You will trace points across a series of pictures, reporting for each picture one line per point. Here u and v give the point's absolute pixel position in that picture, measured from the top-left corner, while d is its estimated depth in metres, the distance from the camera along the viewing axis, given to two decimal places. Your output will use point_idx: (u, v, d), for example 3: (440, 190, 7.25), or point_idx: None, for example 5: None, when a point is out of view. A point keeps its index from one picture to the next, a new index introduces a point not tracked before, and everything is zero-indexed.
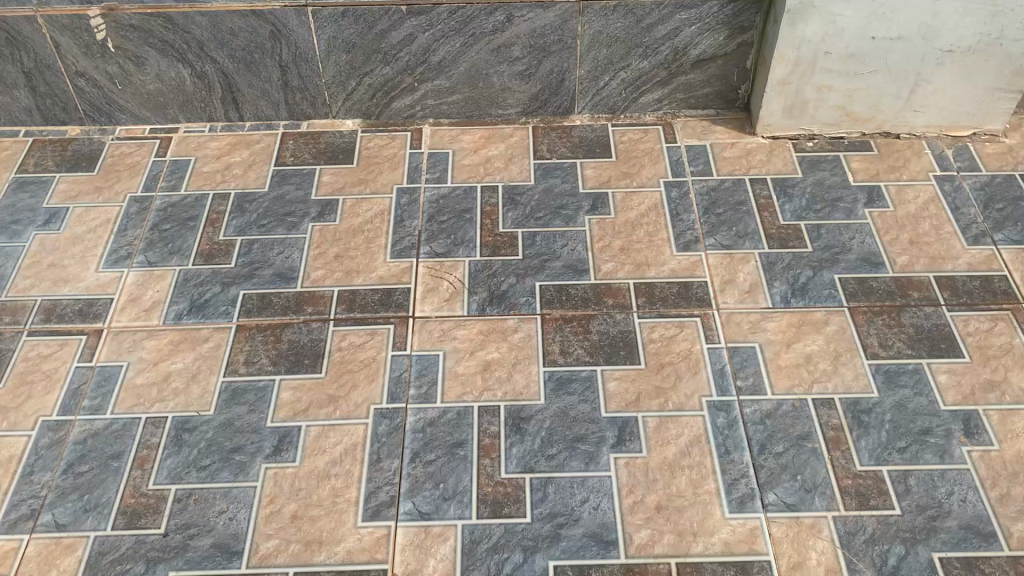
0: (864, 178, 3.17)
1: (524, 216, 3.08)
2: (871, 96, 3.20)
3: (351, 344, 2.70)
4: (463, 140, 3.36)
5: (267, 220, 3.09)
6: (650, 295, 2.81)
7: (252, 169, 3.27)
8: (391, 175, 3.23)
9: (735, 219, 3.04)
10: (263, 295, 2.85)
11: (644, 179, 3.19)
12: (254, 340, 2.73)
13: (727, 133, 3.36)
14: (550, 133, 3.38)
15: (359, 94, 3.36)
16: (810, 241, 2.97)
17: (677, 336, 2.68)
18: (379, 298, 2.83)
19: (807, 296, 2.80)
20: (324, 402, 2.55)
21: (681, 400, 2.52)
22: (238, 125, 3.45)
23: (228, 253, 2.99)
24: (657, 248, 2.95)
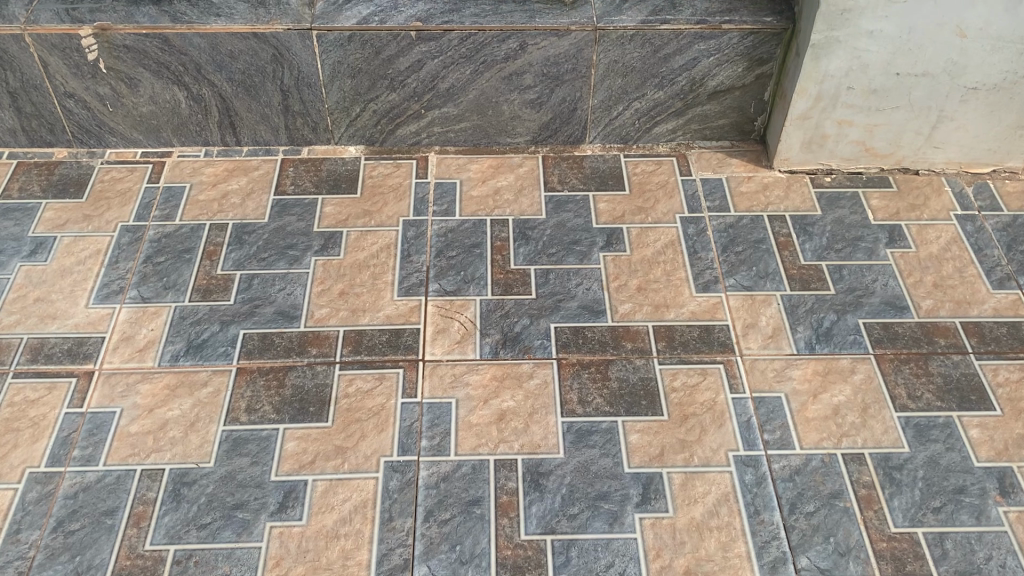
0: (884, 217, 3.09)
1: (536, 252, 2.96)
2: (892, 131, 3.12)
3: (358, 390, 2.56)
4: (471, 170, 3.23)
5: (267, 253, 2.95)
6: (671, 339, 2.70)
7: (251, 198, 3.13)
8: (396, 206, 3.10)
9: (756, 259, 2.94)
10: (264, 335, 2.71)
11: (659, 214, 3.08)
12: (256, 384, 2.59)
13: (743, 166, 3.26)
14: (561, 163, 3.26)
15: (363, 119, 3.23)
16: (833, 283, 2.87)
17: (701, 385, 2.58)
18: (387, 340, 2.70)
19: (831, 343, 2.71)
20: (330, 454, 2.42)
21: (706, 454, 2.42)
22: (235, 150, 3.30)
23: (227, 289, 2.84)
24: (675, 288, 2.85)
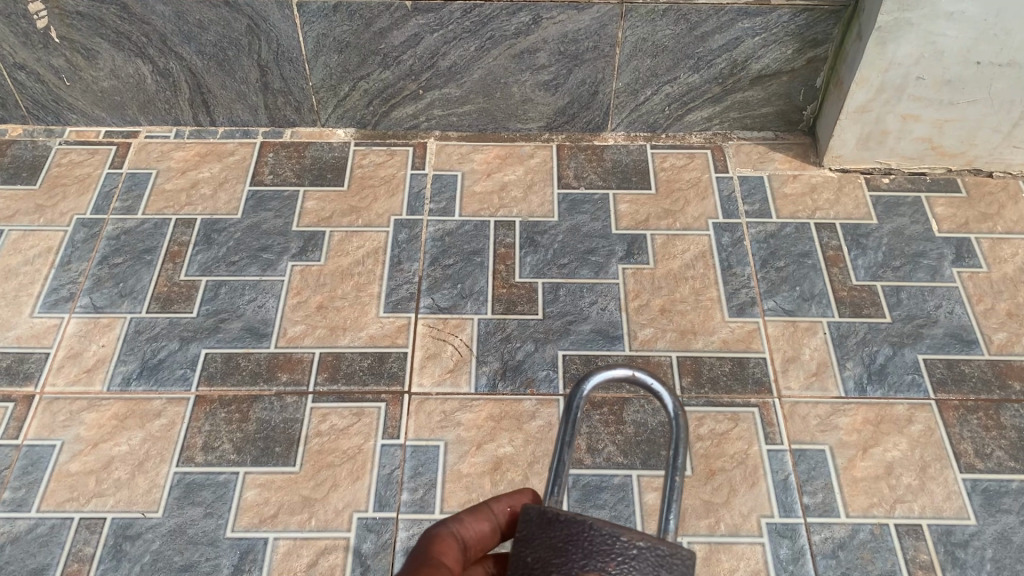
0: (951, 228, 2.66)
1: (545, 262, 2.58)
2: (965, 128, 2.67)
3: (332, 428, 2.22)
4: (474, 160, 2.83)
5: (238, 255, 2.59)
6: (697, 375, 2.32)
7: (224, 188, 2.76)
8: (388, 202, 2.71)
9: (800, 277, 2.54)
10: (229, 357, 2.36)
11: (689, 219, 2.67)
12: (216, 417, 2.26)
13: (788, 163, 2.83)
14: (577, 154, 2.85)
15: (353, 100, 2.83)
16: (889, 309, 2.47)
17: (731, 433, 2.21)
18: (368, 366, 2.34)
19: (885, 384, 2.32)
20: (295, 507, 2.10)
21: (735, 521, 2.07)
22: (210, 131, 2.92)
23: (190, 299, 2.49)
24: (704, 311, 2.46)
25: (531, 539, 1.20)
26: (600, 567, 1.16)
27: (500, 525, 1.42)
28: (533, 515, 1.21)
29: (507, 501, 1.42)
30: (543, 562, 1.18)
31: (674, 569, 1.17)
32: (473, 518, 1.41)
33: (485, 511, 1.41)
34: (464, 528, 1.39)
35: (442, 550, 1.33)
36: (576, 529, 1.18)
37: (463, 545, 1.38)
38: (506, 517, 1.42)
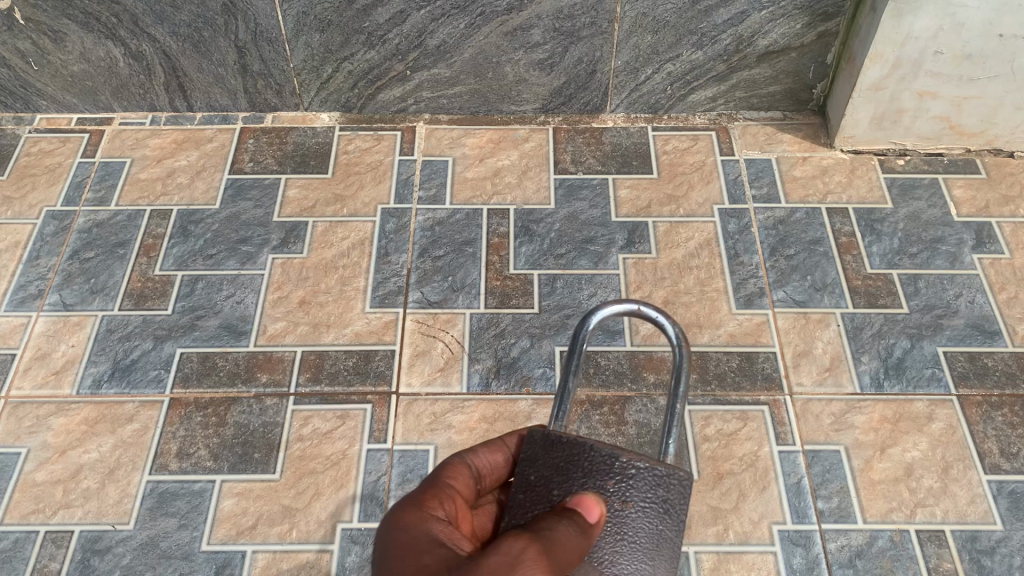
0: (970, 212, 2.51)
1: (541, 252, 2.43)
2: (985, 105, 2.51)
3: (314, 432, 2.09)
4: (466, 144, 2.68)
5: (216, 248, 2.44)
6: (703, 371, 2.18)
7: (201, 177, 2.61)
8: (374, 189, 2.56)
9: (811, 266, 2.39)
10: (205, 356, 2.23)
11: (693, 204, 2.53)
12: (191, 420, 2.12)
13: (797, 145, 2.68)
14: (575, 137, 2.70)
15: (337, 82, 2.68)
16: (906, 299, 2.33)
17: (739, 434, 2.08)
18: (353, 365, 2.20)
19: (904, 379, 2.18)
20: (275, 518, 1.97)
21: (745, 529, 1.94)
22: (187, 117, 2.77)
23: (165, 295, 2.35)
24: (710, 303, 2.31)
25: (535, 459, 1.25)
26: (600, 485, 1.21)
27: (516, 457, 1.33)
28: (537, 437, 1.26)
29: (522, 434, 1.33)
30: (545, 480, 1.23)
31: (671, 489, 1.21)
32: (488, 450, 1.31)
33: (500, 442, 1.32)
34: (477, 459, 1.30)
35: (451, 477, 1.25)
36: (575, 451, 1.23)
37: (475, 476, 1.29)
38: (520, 449, 1.32)
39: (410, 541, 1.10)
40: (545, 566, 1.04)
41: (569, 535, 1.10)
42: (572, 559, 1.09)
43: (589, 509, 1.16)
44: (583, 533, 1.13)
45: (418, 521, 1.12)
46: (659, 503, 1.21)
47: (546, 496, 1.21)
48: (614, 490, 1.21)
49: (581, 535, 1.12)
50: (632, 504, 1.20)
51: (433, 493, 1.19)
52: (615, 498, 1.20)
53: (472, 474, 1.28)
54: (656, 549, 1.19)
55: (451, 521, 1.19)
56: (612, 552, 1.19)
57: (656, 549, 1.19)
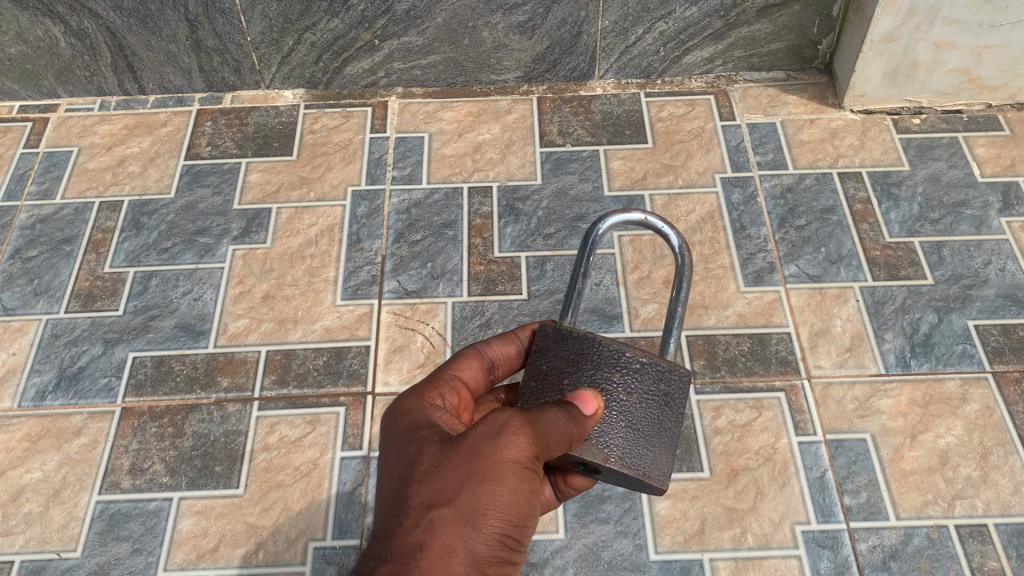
0: (995, 171, 2.30)
1: (528, 232, 2.22)
2: (1007, 54, 2.30)
3: (282, 441, 1.88)
4: (443, 118, 2.47)
5: (171, 241, 2.23)
6: (711, 356, 1.98)
7: (155, 164, 2.39)
8: (343, 170, 2.35)
9: (824, 237, 2.18)
10: (161, 360, 2.01)
11: (693, 174, 2.31)
12: (145, 432, 1.91)
13: (803, 106, 2.47)
14: (561, 107, 2.48)
15: (299, 56, 2.45)
16: (931, 269, 2.12)
17: (754, 425, 1.87)
18: (324, 364, 1.99)
19: (932, 357, 1.97)
20: (239, 538, 1.76)
21: (764, 531, 1.74)
22: (139, 100, 2.55)
23: (115, 295, 2.13)
24: (716, 281, 2.10)
25: (547, 350, 1.34)
26: (606, 377, 1.32)
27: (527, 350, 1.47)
28: (549, 331, 1.35)
29: (533, 329, 1.47)
30: (555, 370, 1.33)
31: (671, 385, 1.32)
32: (501, 343, 1.46)
33: (512, 337, 1.45)
34: (490, 350, 1.44)
35: (462, 366, 1.40)
36: (584, 346, 1.33)
37: (487, 365, 1.43)
38: (531, 343, 1.45)
39: (412, 418, 1.23)
40: (529, 437, 1.14)
41: (558, 416, 1.19)
42: (556, 442, 1.18)
43: (587, 404, 1.25)
44: (574, 422, 1.21)
45: (420, 404, 1.26)
46: (659, 396, 1.32)
47: (556, 386, 1.32)
48: (619, 382, 1.32)
49: (570, 422, 1.20)
50: (635, 396, 1.31)
51: (440, 378, 1.35)
52: (620, 389, 1.31)
53: (482, 364, 1.42)
54: (655, 437, 1.30)
55: (454, 407, 1.33)
56: (617, 439, 1.29)
57: (655, 436, 1.30)
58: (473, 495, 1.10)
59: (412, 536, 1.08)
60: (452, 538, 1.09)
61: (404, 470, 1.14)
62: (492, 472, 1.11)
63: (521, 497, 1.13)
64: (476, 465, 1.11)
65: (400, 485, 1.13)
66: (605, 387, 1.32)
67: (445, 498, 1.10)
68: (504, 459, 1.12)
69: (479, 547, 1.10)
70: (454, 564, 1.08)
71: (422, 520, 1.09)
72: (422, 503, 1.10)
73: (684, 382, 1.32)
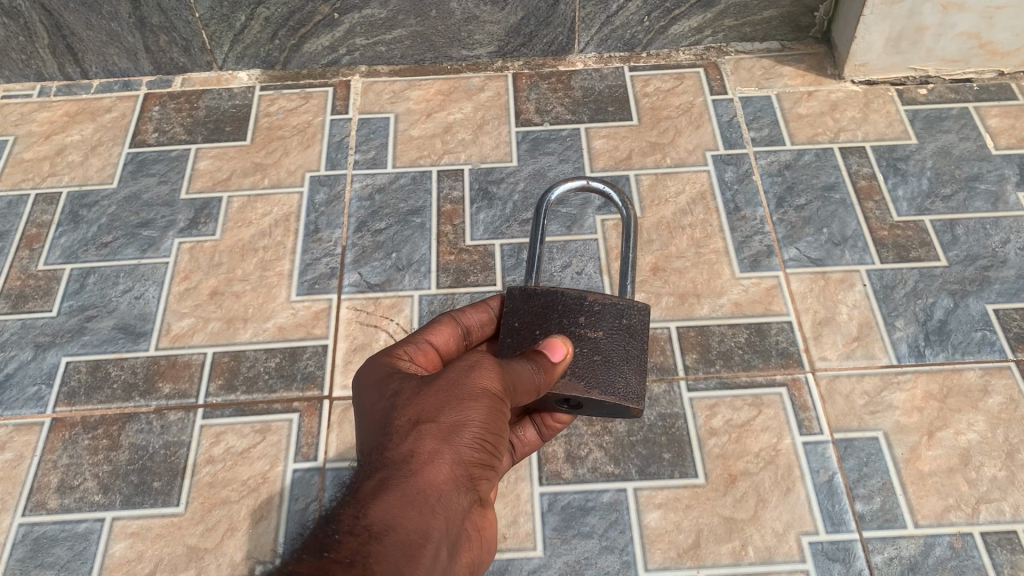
0: (1010, 143, 2.11)
1: (502, 218, 2.03)
2: (1021, 16, 2.11)
3: (229, 452, 1.69)
4: (411, 98, 2.28)
5: (112, 235, 2.03)
6: (704, 350, 1.79)
7: (97, 152, 2.20)
8: (301, 155, 2.16)
9: (827, 217, 2.00)
10: (96, 365, 1.82)
11: (682, 152, 2.12)
12: (77, 445, 1.71)
13: (800, 78, 2.28)
14: (538, 83, 2.29)
15: (253, 33, 2.26)
16: (944, 249, 1.93)
17: (754, 424, 1.68)
18: (277, 366, 1.80)
19: (949, 346, 1.78)
20: (178, 563, 1.57)
21: (767, 544, 1.54)
22: (83, 86, 2.35)
23: (49, 294, 1.94)
24: (709, 267, 1.91)
25: (515, 309, 1.29)
26: (572, 323, 1.26)
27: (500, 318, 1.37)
28: (515, 293, 1.29)
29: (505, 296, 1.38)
30: (527, 325, 1.27)
31: (633, 318, 1.27)
32: (474, 310, 1.36)
33: (486, 303, 1.36)
34: (464, 317, 1.34)
35: (433, 331, 1.29)
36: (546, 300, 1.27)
37: (463, 334, 1.33)
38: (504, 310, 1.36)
39: (386, 367, 1.16)
40: (501, 371, 1.08)
41: (526, 362, 1.13)
42: (522, 390, 1.11)
43: (555, 349, 1.17)
44: (541, 371, 1.13)
45: (391, 358, 1.18)
46: (623, 329, 1.26)
47: (528, 338, 1.26)
48: (586, 324, 1.26)
49: (538, 372, 1.12)
50: (602, 333, 1.25)
51: (407, 340, 1.24)
52: (587, 329, 1.25)
53: (456, 332, 1.32)
54: (627, 368, 1.24)
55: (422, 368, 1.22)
56: (591, 374, 1.23)
57: (626, 363, 1.24)
58: (456, 410, 1.03)
59: (400, 449, 0.99)
60: (440, 446, 1.00)
61: (385, 403, 1.07)
62: (470, 392, 1.04)
63: (499, 423, 1.06)
64: (453, 390, 1.04)
65: (385, 416, 1.05)
66: (572, 332, 1.25)
67: (428, 416, 1.02)
68: (480, 383, 1.05)
69: (467, 456, 1.01)
70: (444, 470, 0.99)
71: (410, 434, 1.00)
72: (408, 422, 1.02)
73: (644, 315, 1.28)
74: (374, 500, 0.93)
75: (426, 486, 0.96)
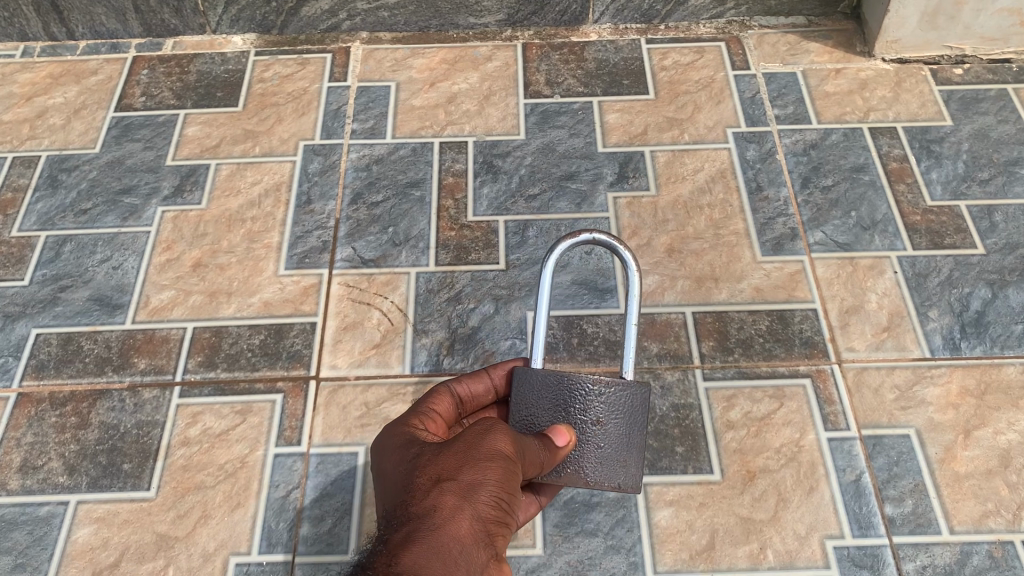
0: None
1: (507, 193, 1.90)
2: None
3: (206, 434, 1.56)
4: (414, 66, 2.15)
5: (91, 202, 1.91)
6: (722, 337, 1.66)
7: (80, 115, 2.07)
8: (295, 123, 2.03)
9: (855, 199, 1.86)
10: (68, 338, 1.69)
11: (700, 129, 1.99)
12: (43, 423, 1.59)
13: (827, 55, 2.14)
14: (550, 54, 2.16)
15: None
16: (981, 237, 1.79)
17: (776, 418, 1.55)
18: (261, 343, 1.67)
19: (987, 338, 1.65)
20: (145, 552, 1.44)
21: (788, 547, 1.41)
22: (68, 47, 2.23)
23: (22, 262, 1.81)
24: (728, 249, 1.78)
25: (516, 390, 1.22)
26: (574, 412, 1.20)
27: (499, 386, 1.30)
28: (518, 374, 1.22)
29: (509, 367, 1.30)
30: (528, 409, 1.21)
31: (632, 401, 1.20)
32: (471, 377, 1.29)
33: (485, 373, 1.29)
34: (462, 387, 1.28)
35: (434, 402, 1.23)
36: (554, 385, 1.20)
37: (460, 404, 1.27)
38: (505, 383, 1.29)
39: (398, 433, 1.12)
40: (512, 437, 1.07)
41: (534, 442, 1.12)
42: (529, 463, 1.09)
43: (560, 434, 1.16)
44: (547, 450, 1.13)
45: (400, 425, 1.14)
46: (625, 413, 1.20)
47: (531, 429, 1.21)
48: (587, 412, 1.20)
49: (542, 450, 1.12)
50: (603, 420, 1.20)
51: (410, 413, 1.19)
52: (589, 416, 1.20)
53: (456, 401, 1.27)
54: (629, 452, 1.20)
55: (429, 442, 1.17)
56: (593, 462, 1.19)
57: (627, 450, 1.20)
58: (474, 469, 1.00)
59: (423, 504, 0.96)
60: (461, 502, 0.96)
61: (406, 465, 1.04)
62: (485, 453, 1.02)
63: (514, 486, 1.03)
64: (471, 451, 1.02)
65: (404, 475, 1.02)
66: (575, 419, 1.20)
67: (448, 474, 0.99)
68: (494, 446, 1.03)
69: (486, 514, 0.97)
70: (465, 526, 0.95)
71: (434, 489, 0.97)
72: (429, 479, 0.99)
73: (644, 392, 1.20)
74: (403, 551, 0.89)
75: (450, 539, 0.93)
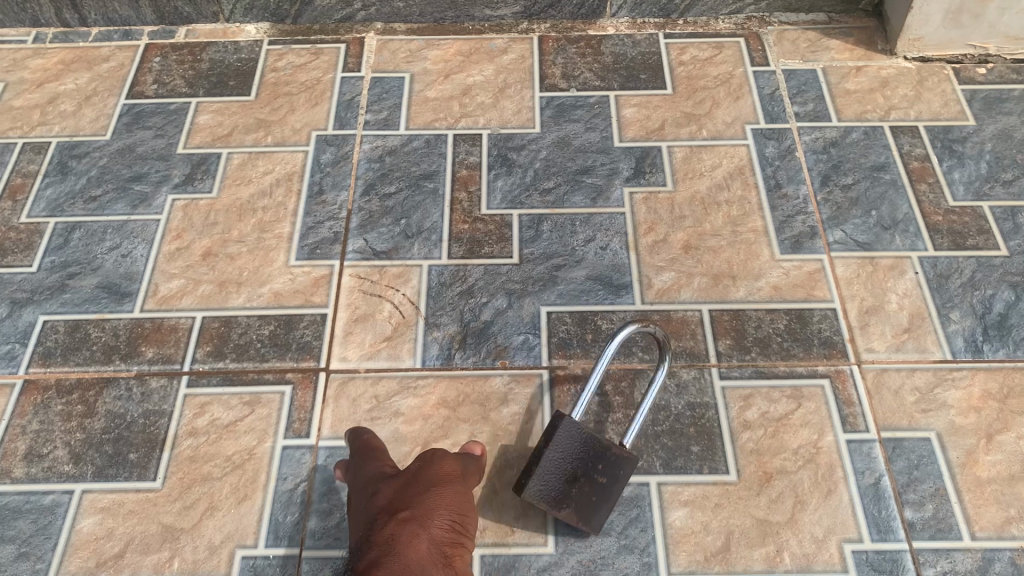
0: None
1: (522, 186, 1.87)
2: None
3: (214, 425, 1.54)
4: (429, 57, 2.12)
5: (101, 189, 1.89)
6: (739, 335, 1.63)
7: (91, 102, 2.05)
8: (308, 113, 2.01)
9: (876, 198, 1.83)
10: (76, 326, 1.67)
11: (719, 124, 1.96)
12: (49, 410, 1.57)
13: (848, 52, 2.11)
14: (566, 47, 2.14)
15: None
16: (1004, 238, 1.76)
17: (793, 418, 1.52)
18: (271, 334, 1.65)
19: (1010, 341, 1.61)
20: (150, 543, 1.42)
21: (806, 550, 1.38)
22: (80, 33, 2.21)
23: (30, 248, 1.79)
24: (746, 247, 1.75)
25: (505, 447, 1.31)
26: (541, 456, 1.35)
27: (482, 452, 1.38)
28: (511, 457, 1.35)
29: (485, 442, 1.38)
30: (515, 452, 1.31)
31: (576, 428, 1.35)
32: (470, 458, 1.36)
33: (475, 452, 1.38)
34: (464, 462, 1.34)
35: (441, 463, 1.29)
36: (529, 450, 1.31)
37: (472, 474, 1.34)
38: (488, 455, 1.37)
39: (364, 463, 1.33)
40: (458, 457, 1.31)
41: (472, 460, 1.35)
42: (472, 476, 1.32)
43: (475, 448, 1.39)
44: (478, 461, 1.37)
45: (364, 474, 1.29)
46: (575, 437, 1.35)
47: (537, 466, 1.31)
48: (549, 454, 1.34)
49: (469, 458, 1.35)
50: (561, 449, 1.35)
51: (387, 476, 1.27)
52: (550, 456, 1.34)
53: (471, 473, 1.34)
54: (598, 464, 1.35)
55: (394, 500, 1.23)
56: (577, 479, 1.34)
57: (595, 463, 1.35)
58: (428, 496, 1.20)
59: (383, 535, 1.13)
60: (417, 527, 1.14)
61: (365, 510, 1.21)
62: (436, 477, 1.25)
63: (463, 503, 1.24)
64: (425, 479, 1.24)
65: (367, 519, 1.19)
66: (544, 466, 1.34)
67: (405, 502, 1.19)
68: (442, 468, 1.27)
69: (439, 537, 1.16)
70: (419, 552, 1.11)
71: (391, 521, 1.15)
72: (386, 513, 1.17)
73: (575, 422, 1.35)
74: (380, 552, 1.10)
75: (407, 563, 1.09)
